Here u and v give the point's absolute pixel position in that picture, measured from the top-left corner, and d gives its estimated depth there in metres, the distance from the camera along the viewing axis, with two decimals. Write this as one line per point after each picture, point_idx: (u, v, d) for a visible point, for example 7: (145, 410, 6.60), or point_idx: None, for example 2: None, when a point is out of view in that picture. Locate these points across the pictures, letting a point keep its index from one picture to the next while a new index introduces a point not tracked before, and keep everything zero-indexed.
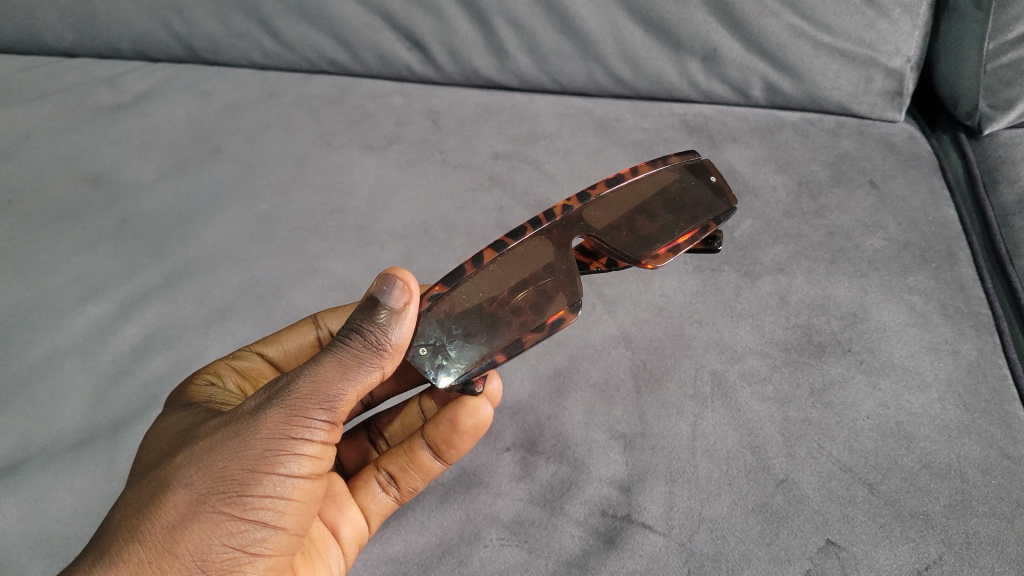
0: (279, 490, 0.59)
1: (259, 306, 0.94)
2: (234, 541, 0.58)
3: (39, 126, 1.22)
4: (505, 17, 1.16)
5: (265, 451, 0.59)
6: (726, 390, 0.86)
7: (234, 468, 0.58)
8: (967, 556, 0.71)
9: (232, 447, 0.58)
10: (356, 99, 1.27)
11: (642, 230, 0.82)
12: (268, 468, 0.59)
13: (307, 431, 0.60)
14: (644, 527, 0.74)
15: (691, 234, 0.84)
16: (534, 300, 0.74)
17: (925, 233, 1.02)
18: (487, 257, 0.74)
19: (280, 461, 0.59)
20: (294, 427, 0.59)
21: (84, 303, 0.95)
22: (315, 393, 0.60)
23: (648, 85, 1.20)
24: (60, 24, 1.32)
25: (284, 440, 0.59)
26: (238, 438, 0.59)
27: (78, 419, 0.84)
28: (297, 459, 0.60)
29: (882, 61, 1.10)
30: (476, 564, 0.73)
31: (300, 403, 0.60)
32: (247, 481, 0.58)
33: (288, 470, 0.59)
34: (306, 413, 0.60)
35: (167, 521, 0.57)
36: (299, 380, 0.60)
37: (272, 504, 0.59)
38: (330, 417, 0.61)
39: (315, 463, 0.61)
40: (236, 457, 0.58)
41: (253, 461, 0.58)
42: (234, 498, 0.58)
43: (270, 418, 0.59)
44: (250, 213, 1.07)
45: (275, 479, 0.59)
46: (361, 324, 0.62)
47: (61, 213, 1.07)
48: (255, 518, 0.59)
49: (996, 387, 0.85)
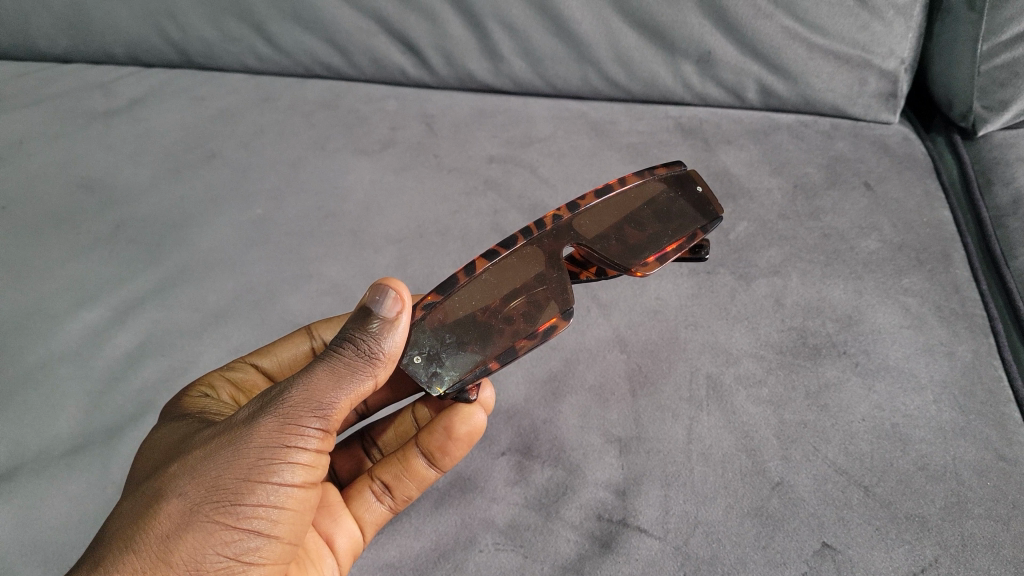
0: (273, 499, 0.59)
1: (254, 312, 0.94)
2: (227, 550, 0.58)
3: (33, 132, 1.22)
4: (499, 20, 1.15)
5: (259, 460, 0.58)
6: (722, 393, 0.85)
7: (228, 477, 0.58)
8: (964, 558, 0.71)
9: (226, 456, 0.58)
10: (351, 102, 1.27)
11: (631, 239, 0.82)
12: (262, 477, 0.59)
13: (300, 439, 0.60)
14: (640, 531, 0.74)
15: (679, 243, 0.84)
16: (526, 308, 0.74)
17: (920, 234, 1.02)
18: (479, 266, 0.73)
19: (273, 470, 0.59)
20: (287, 436, 0.59)
21: (78, 309, 0.95)
22: (307, 401, 0.60)
23: (642, 88, 1.20)
24: (54, 29, 1.32)
25: (277, 449, 0.59)
26: (231, 447, 0.59)
27: (72, 426, 0.84)
28: (291, 467, 0.59)
29: (877, 62, 1.10)
30: (471, 569, 0.73)
31: (293, 411, 0.60)
32: (240, 490, 0.58)
33: (282, 479, 0.59)
34: (299, 422, 0.60)
35: (161, 530, 0.56)
36: (292, 388, 0.60)
37: (265, 513, 0.59)
38: (323, 426, 0.61)
39: (309, 471, 0.61)
40: (230, 466, 0.58)
41: (247, 470, 0.58)
42: (228, 507, 0.58)
43: (263, 428, 0.59)
44: (246, 218, 1.07)
45: (268, 488, 0.59)
46: (353, 333, 0.62)
47: (56, 219, 1.07)
48: (249, 527, 0.59)
49: (992, 389, 0.85)
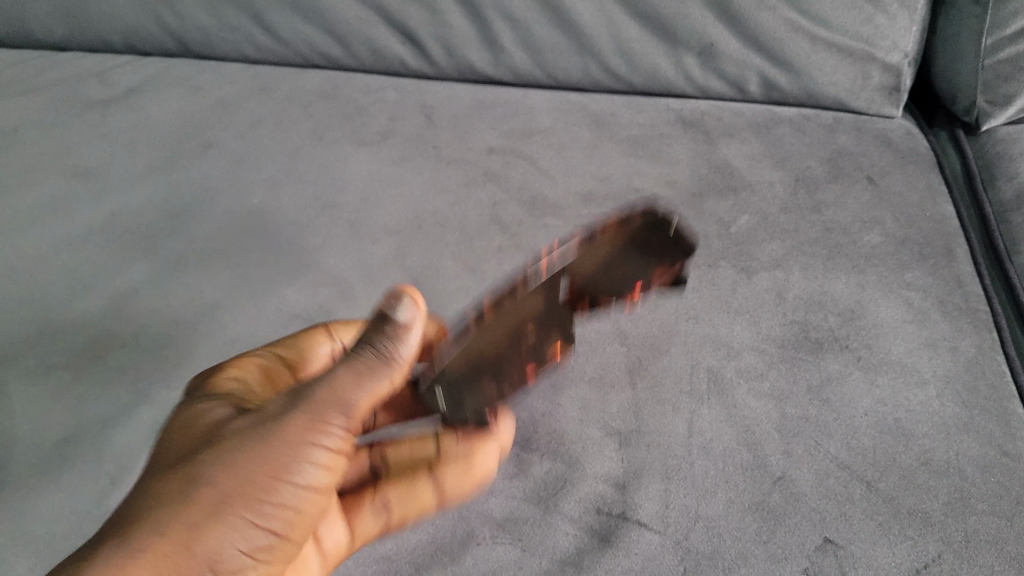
0: (293, 498, 0.60)
1: (250, 302, 0.93)
2: (248, 545, 0.58)
3: (28, 120, 1.21)
4: (500, 11, 1.15)
5: (288, 457, 0.59)
6: (723, 387, 0.85)
7: (258, 472, 0.58)
8: (966, 554, 0.71)
9: (257, 451, 0.59)
10: (349, 93, 1.25)
11: (622, 272, 0.75)
12: (289, 475, 0.59)
13: (325, 440, 0.61)
14: (640, 525, 0.74)
15: (665, 273, 0.79)
16: (532, 349, 0.71)
17: (923, 229, 1.01)
18: (486, 314, 0.66)
19: (299, 469, 0.60)
20: (315, 436, 0.60)
21: (72, 299, 0.94)
22: (334, 402, 0.62)
23: (644, 80, 1.19)
24: (50, 17, 1.32)
25: (305, 448, 0.60)
26: (263, 443, 0.59)
27: (62, 419, 0.82)
28: (314, 468, 0.61)
29: (880, 56, 1.10)
30: (468, 563, 0.72)
31: (322, 412, 0.61)
32: (269, 485, 0.59)
33: (304, 479, 0.60)
34: (325, 422, 0.61)
35: (190, 518, 0.56)
36: (319, 389, 0.62)
37: (285, 511, 0.60)
38: (347, 427, 0.62)
39: (328, 473, 0.62)
40: (261, 461, 0.59)
41: (276, 467, 0.59)
42: (253, 503, 0.58)
43: (293, 426, 0.60)
44: (242, 207, 1.05)
45: (292, 487, 0.60)
46: (376, 339, 0.64)
47: (49, 208, 1.06)
48: (269, 524, 0.59)
49: (995, 383, 0.84)
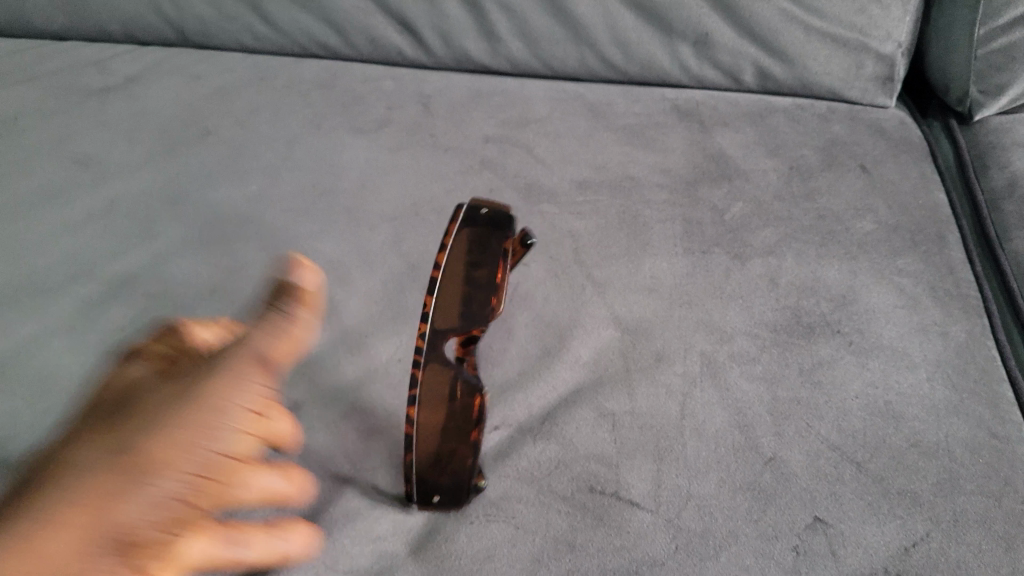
0: (213, 453, 0.60)
1: (248, 287, 0.94)
2: (170, 499, 0.58)
3: (28, 108, 1.22)
4: (497, 2, 1.16)
5: (192, 410, 0.60)
6: (715, 370, 0.86)
7: (160, 441, 0.59)
8: (955, 533, 0.73)
9: (164, 413, 0.60)
10: (347, 82, 1.26)
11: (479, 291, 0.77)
12: (201, 432, 0.60)
13: (235, 396, 0.62)
14: (632, 504, 0.75)
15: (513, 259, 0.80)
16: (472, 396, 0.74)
17: (916, 216, 1.02)
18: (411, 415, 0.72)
19: (213, 423, 0.60)
20: (223, 389, 0.62)
21: (72, 283, 0.95)
22: (232, 365, 0.64)
23: (639, 69, 1.20)
24: (50, 7, 1.33)
25: (217, 399, 0.61)
26: (176, 402, 0.61)
27: (63, 399, 0.84)
28: (228, 424, 0.61)
29: (874, 45, 1.11)
30: (462, 540, 0.73)
31: (224, 372, 0.63)
32: (177, 439, 0.59)
33: (218, 435, 0.60)
34: (226, 378, 0.63)
35: (105, 485, 0.57)
36: (228, 355, 0.64)
37: (210, 464, 0.59)
38: (263, 384, 0.64)
39: (248, 431, 0.62)
40: (164, 420, 0.60)
41: (183, 422, 0.60)
42: (159, 464, 0.58)
43: (216, 379, 0.62)
44: (241, 194, 1.06)
45: (213, 441, 0.60)
46: (282, 299, 0.68)
47: (50, 194, 1.07)
48: (187, 478, 0.58)
49: (985, 367, 0.85)
